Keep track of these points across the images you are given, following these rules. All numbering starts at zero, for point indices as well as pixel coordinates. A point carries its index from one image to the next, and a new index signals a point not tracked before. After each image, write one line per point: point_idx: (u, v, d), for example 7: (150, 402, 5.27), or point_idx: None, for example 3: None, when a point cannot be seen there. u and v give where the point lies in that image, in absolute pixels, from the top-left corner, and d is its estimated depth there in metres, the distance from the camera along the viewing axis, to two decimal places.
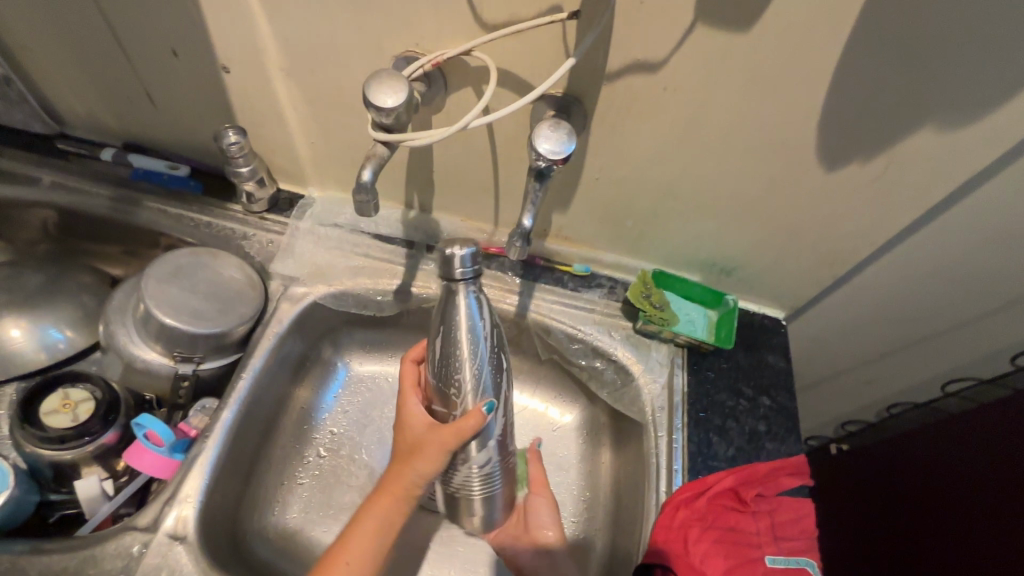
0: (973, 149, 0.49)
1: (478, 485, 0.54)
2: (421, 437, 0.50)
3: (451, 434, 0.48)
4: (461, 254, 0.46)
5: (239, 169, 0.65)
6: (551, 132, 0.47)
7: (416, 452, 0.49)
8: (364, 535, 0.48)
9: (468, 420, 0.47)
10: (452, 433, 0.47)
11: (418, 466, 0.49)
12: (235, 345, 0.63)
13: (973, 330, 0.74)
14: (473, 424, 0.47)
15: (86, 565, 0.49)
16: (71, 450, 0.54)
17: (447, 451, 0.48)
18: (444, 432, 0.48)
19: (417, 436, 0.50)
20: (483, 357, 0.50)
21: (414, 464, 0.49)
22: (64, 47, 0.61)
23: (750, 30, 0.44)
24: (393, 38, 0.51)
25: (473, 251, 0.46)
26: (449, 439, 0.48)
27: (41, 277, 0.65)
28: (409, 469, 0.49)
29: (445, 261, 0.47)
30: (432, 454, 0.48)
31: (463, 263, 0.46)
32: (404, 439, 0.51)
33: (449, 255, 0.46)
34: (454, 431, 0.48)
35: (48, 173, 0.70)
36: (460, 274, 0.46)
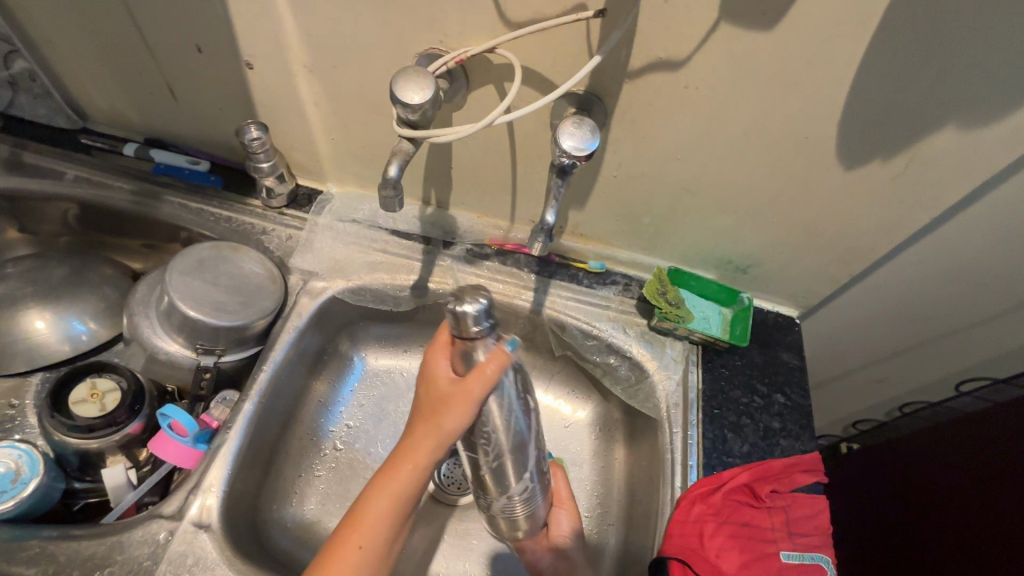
0: (994, 148, 0.49)
1: (520, 509, 0.56)
2: (448, 392, 0.46)
3: (476, 381, 0.45)
4: (473, 311, 0.44)
5: (260, 165, 0.66)
6: (575, 128, 0.47)
7: (442, 408, 0.46)
8: (378, 505, 0.45)
9: (491, 363, 0.46)
10: (479, 380, 0.45)
11: (444, 425, 0.46)
12: (255, 338, 0.64)
13: (988, 330, 0.74)
14: (496, 366, 0.46)
15: (114, 551, 0.50)
16: (99, 439, 0.55)
17: (477, 404, 0.46)
18: (471, 381, 0.45)
19: (443, 390, 0.47)
20: (511, 400, 0.50)
21: (440, 421, 0.46)
22: (89, 42, 0.62)
23: (774, 28, 0.45)
24: (417, 34, 0.52)
25: (485, 306, 0.45)
26: (479, 389, 0.45)
27: (66, 270, 0.66)
28: (434, 428, 0.46)
29: (457, 319, 0.45)
30: (462, 407, 0.46)
31: (476, 318, 0.44)
32: (429, 395, 0.47)
33: (460, 312, 0.44)
34: (477, 376, 0.45)
35: (72, 167, 0.71)
36: (475, 332, 0.45)
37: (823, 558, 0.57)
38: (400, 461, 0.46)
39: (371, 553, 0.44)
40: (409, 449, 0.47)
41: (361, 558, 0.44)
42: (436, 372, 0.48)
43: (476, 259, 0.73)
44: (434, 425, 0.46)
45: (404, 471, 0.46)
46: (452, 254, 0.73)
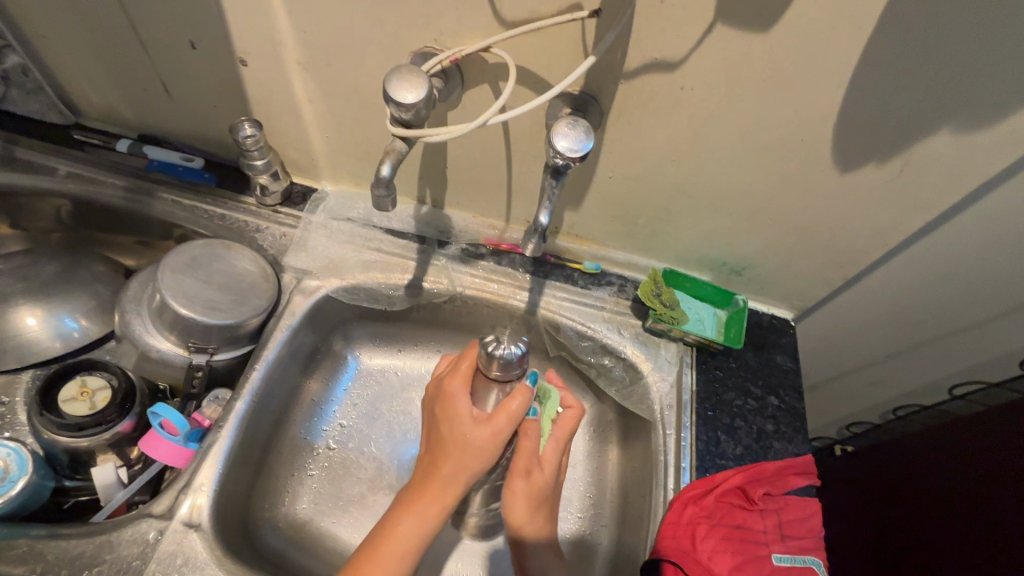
0: (989, 151, 0.49)
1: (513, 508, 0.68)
2: (477, 433, 0.49)
3: (504, 421, 0.50)
4: (510, 358, 0.49)
5: (254, 162, 0.66)
6: (569, 129, 0.47)
7: (470, 448, 0.49)
8: (403, 539, 0.47)
9: (516, 399, 0.50)
10: (505, 417, 0.50)
11: (473, 464, 0.49)
12: (248, 337, 0.64)
13: (982, 334, 0.74)
14: (522, 401, 0.50)
15: (103, 550, 0.49)
16: (89, 437, 0.55)
17: (502, 439, 0.50)
18: (497, 419, 0.50)
19: (470, 430, 0.50)
20: None
21: (468, 460, 0.49)
22: (82, 38, 0.61)
23: (771, 30, 0.44)
24: (411, 33, 0.52)
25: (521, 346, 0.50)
26: (504, 425, 0.50)
27: (57, 266, 0.65)
28: (461, 468, 0.49)
29: (492, 360, 0.49)
30: (492, 446, 0.49)
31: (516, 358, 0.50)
32: (452, 433, 0.50)
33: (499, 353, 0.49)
34: (505, 416, 0.50)
35: (64, 163, 0.70)
36: (500, 375, 0.50)
37: (814, 561, 0.57)
38: (426, 498, 0.48)
39: None
40: (435, 487, 0.49)
41: None
42: (461, 410, 0.51)
43: (471, 258, 0.72)
44: (462, 464, 0.49)
45: (428, 507, 0.48)
46: (447, 254, 0.72)
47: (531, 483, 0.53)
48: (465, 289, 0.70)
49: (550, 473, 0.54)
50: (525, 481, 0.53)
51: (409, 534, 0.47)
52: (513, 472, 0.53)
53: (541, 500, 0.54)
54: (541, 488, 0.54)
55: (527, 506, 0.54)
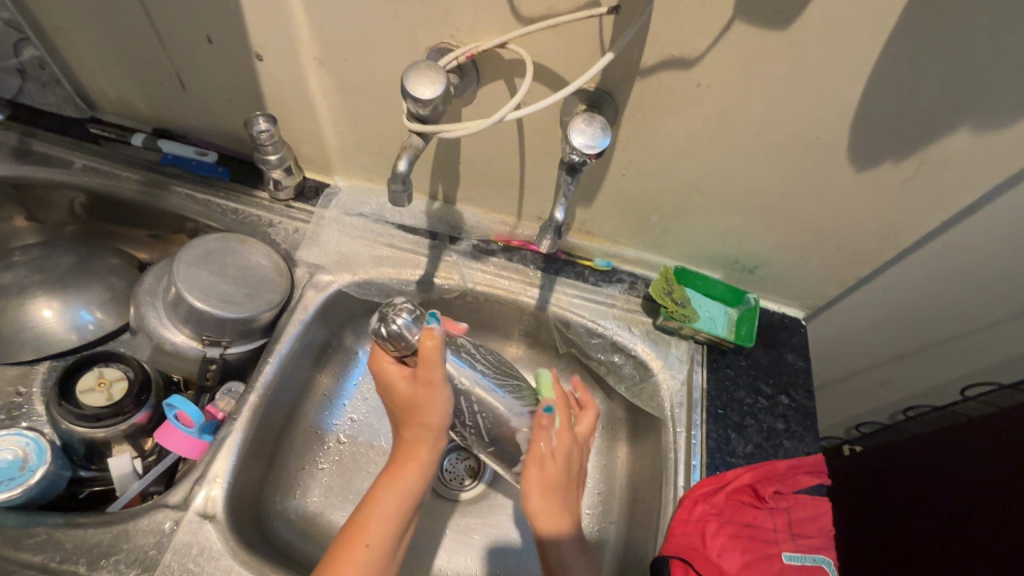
0: (1008, 151, 0.49)
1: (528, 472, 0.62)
2: (412, 388, 0.51)
3: (427, 369, 0.50)
4: (402, 323, 0.50)
5: (267, 157, 0.66)
6: (586, 125, 0.47)
7: (415, 407, 0.51)
8: (385, 503, 0.50)
9: (425, 343, 0.49)
10: (426, 364, 0.50)
11: (422, 421, 0.51)
12: (261, 330, 0.64)
13: (995, 335, 0.74)
14: (432, 346, 0.49)
15: (120, 539, 0.50)
16: (106, 428, 0.55)
17: (435, 382, 0.50)
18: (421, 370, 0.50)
19: (407, 392, 0.52)
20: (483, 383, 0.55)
21: (420, 416, 0.51)
22: (99, 31, 0.62)
23: (793, 27, 0.44)
24: (428, 29, 0.52)
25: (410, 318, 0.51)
26: (432, 372, 0.50)
27: (73, 259, 0.66)
28: (418, 426, 0.51)
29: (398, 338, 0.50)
30: (430, 395, 0.51)
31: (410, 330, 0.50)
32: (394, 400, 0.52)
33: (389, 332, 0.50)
34: (425, 365, 0.50)
35: (80, 156, 0.71)
36: (414, 343, 0.51)
37: (825, 561, 0.57)
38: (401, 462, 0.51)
39: (378, 550, 0.48)
40: (408, 453, 0.52)
41: (370, 553, 0.47)
42: (393, 377, 0.52)
43: (482, 255, 0.72)
44: (417, 425, 0.51)
45: (407, 470, 0.51)
46: (458, 250, 0.72)
47: (545, 472, 0.51)
48: (475, 285, 0.71)
49: (561, 463, 0.51)
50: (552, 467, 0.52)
51: (393, 498, 0.50)
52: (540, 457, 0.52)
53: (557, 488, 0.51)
54: (554, 475, 0.51)
55: (541, 493, 0.51)
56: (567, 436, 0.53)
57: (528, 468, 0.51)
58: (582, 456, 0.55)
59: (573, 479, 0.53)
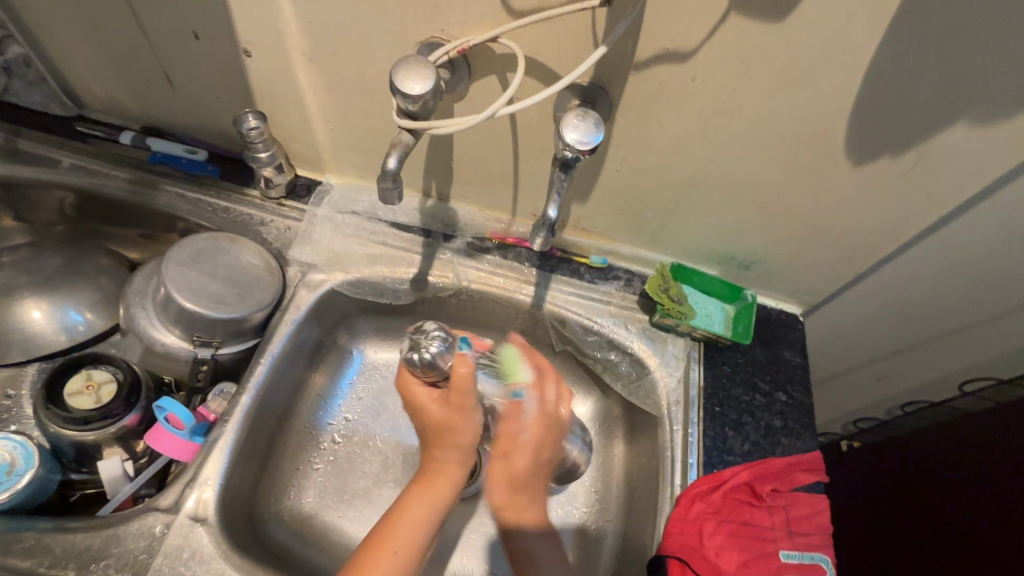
0: (1005, 144, 0.48)
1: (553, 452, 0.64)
2: (444, 412, 0.52)
3: (461, 394, 0.51)
4: (434, 351, 0.50)
5: (258, 154, 0.65)
6: (579, 121, 0.46)
7: (448, 429, 0.52)
8: (415, 513, 0.50)
9: (458, 370, 0.51)
10: (461, 391, 0.51)
11: (456, 441, 0.52)
12: (253, 331, 0.64)
13: (993, 330, 0.73)
14: (467, 372, 0.51)
15: (109, 543, 0.49)
16: (94, 431, 0.55)
17: (469, 407, 0.52)
18: (455, 395, 0.51)
19: (438, 414, 0.52)
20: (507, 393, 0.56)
21: (453, 438, 0.52)
22: (84, 27, 0.61)
23: (789, 18, 0.43)
24: (418, 23, 0.51)
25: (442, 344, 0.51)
26: (467, 397, 0.52)
27: (62, 259, 0.65)
28: (451, 448, 0.53)
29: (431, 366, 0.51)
30: (463, 417, 0.52)
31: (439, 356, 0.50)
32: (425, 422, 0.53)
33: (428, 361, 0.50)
34: (458, 393, 0.51)
35: (68, 155, 0.70)
36: (447, 368, 0.51)
37: (822, 558, 0.56)
38: (434, 478, 0.52)
39: (407, 558, 0.48)
40: (436, 466, 0.53)
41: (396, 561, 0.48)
42: (422, 401, 0.53)
43: (477, 252, 0.71)
44: (450, 447, 0.53)
45: (438, 486, 0.52)
46: (452, 248, 0.72)
47: (511, 464, 0.53)
48: (470, 283, 0.70)
49: (527, 456, 0.53)
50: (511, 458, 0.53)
51: (420, 512, 0.50)
52: (504, 447, 0.53)
53: (522, 481, 0.53)
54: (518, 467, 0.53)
55: (505, 487, 0.53)
56: (540, 426, 0.54)
57: (493, 461, 0.54)
58: (556, 448, 0.56)
59: (542, 470, 0.55)
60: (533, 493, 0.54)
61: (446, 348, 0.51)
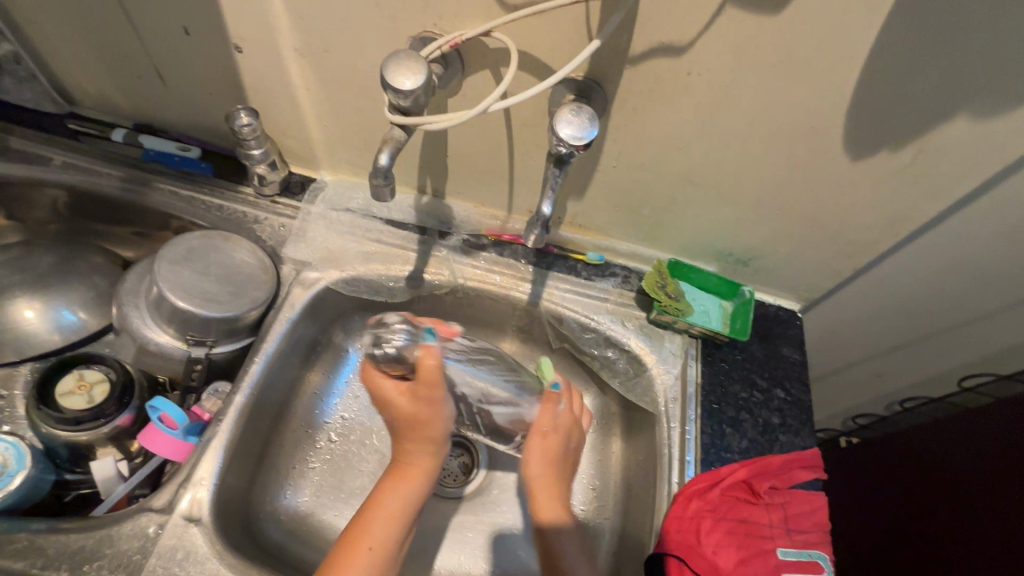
0: (1005, 138, 0.48)
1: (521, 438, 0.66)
2: (413, 405, 0.53)
3: (430, 388, 0.52)
4: (396, 344, 0.52)
5: (251, 152, 0.64)
6: (573, 116, 0.46)
7: (417, 422, 0.53)
8: (388, 505, 0.51)
9: (423, 363, 0.51)
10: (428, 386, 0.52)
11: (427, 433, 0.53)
12: (248, 329, 0.63)
13: (993, 325, 0.72)
14: (433, 365, 0.51)
15: (102, 544, 0.49)
16: (87, 431, 0.54)
17: (437, 400, 0.53)
18: (423, 389, 0.52)
19: (407, 408, 0.53)
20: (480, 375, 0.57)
21: (423, 430, 0.53)
22: (73, 23, 0.60)
23: (787, 10, 0.43)
24: (410, 17, 0.50)
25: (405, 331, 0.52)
26: (434, 390, 0.52)
27: (54, 258, 0.65)
28: (422, 439, 0.53)
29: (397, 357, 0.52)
30: (432, 410, 0.53)
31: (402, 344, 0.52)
32: (394, 416, 0.54)
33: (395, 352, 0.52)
34: (427, 386, 0.52)
35: (60, 153, 0.69)
36: (414, 361, 0.52)
37: (820, 556, 0.56)
38: (406, 471, 0.53)
39: (381, 553, 0.48)
40: (407, 458, 0.53)
41: (370, 557, 0.48)
42: (390, 394, 0.53)
43: (472, 249, 0.71)
44: (421, 439, 0.53)
45: (411, 478, 0.53)
46: (447, 245, 0.71)
47: (547, 442, 0.57)
48: (465, 280, 0.69)
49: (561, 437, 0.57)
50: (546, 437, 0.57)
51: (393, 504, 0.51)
52: (541, 425, 0.57)
53: (558, 460, 0.57)
54: (554, 448, 0.57)
55: (544, 465, 0.56)
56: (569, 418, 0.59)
57: (530, 439, 0.57)
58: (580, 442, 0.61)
59: (568, 461, 0.59)
60: (563, 477, 0.57)
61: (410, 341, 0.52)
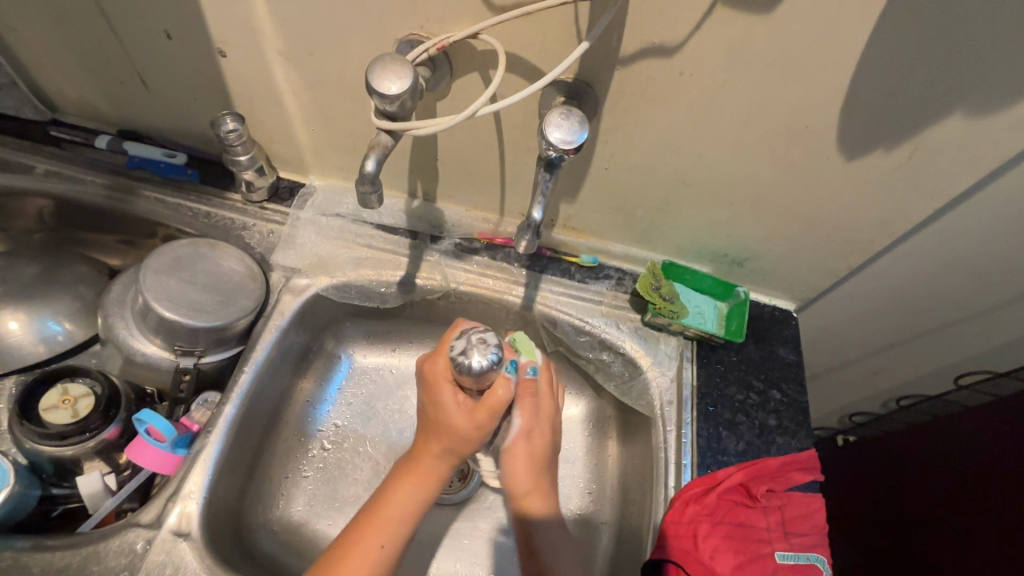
0: (999, 136, 0.47)
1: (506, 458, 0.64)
2: (467, 423, 0.50)
3: (488, 414, 0.50)
4: (485, 361, 0.47)
5: (237, 157, 0.63)
6: (563, 119, 0.45)
7: (462, 439, 0.50)
8: (400, 506, 0.49)
9: (498, 391, 0.49)
10: (489, 411, 0.50)
11: (464, 450, 0.51)
12: (237, 338, 0.62)
13: (990, 322, 0.72)
14: (503, 395, 0.50)
15: (89, 561, 0.48)
16: (73, 446, 0.53)
17: (487, 425, 0.50)
18: (481, 412, 0.50)
19: (460, 423, 0.50)
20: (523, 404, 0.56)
21: (461, 447, 0.51)
22: (52, 28, 0.59)
23: (778, 9, 0.42)
24: (397, 20, 0.49)
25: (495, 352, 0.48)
26: (490, 417, 0.50)
27: (38, 268, 0.63)
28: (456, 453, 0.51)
29: (468, 371, 0.47)
30: (478, 434, 0.51)
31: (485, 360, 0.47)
32: (443, 428, 0.51)
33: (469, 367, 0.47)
34: (488, 410, 0.50)
35: (43, 161, 0.68)
36: (484, 379, 0.48)
37: (818, 559, 0.56)
38: (422, 472, 0.51)
39: (388, 553, 0.47)
40: (426, 463, 0.51)
41: (379, 555, 0.47)
42: (447, 403, 0.50)
43: (465, 253, 0.70)
44: (455, 452, 0.51)
45: (427, 482, 0.51)
46: (440, 249, 0.70)
47: (532, 446, 0.56)
48: (458, 285, 0.69)
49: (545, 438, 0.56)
50: (526, 442, 0.55)
51: (408, 502, 0.50)
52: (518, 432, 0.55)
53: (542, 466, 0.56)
54: (540, 454, 0.56)
55: (528, 474, 0.55)
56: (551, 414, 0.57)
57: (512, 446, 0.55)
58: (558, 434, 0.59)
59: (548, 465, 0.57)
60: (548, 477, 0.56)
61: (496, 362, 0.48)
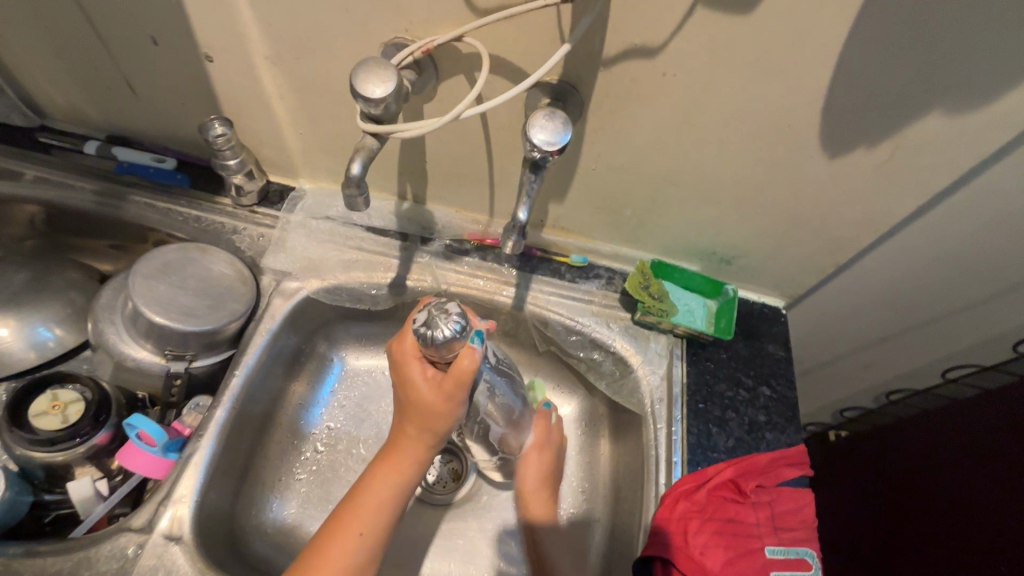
0: (979, 132, 0.48)
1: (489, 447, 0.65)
2: (435, 399, 0.49)
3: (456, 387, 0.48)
4: (449, 331, 0.46)
5: (226, 161, 0.63)
6: (546, 121, 0.45)
7: (432, 417, 0.50)
8: (381, 492, 0.50)
9: (461, 361, 0.47)
10: (454, 382, 0.48)
11: (435, 428, 0.51)
12: (227, 342, 0.62)
13: (977, 316, 0.73)
14: (468, 365, 0.47)
15: (81, 567, 0.48)
16: (64, 452, 0.53)
17: (455, 398, 0.49)
18: (447, 383, 0.49)
19: (428, 399, 0.50)
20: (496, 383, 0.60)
21: (434, 423, 0.50)
22: (39, 35, 0.59)
23: (757, 11, 0.42)
24: (382, 24, 0.49)
25: (461, 320, 0.47)
26: (455, 387, 0.49)
27: (29, 275, 0.64)
28: (430, 431, 0.51)
29: (430, 342, 0.47)
30: (447, 407, 0.50)
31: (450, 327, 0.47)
32: (414, 406, 0.50)
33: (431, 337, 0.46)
34: (455, 381, 0.48)
35: (31, 167, 0.68)
36: (448, 353, 0.48)
37: (806, 553, 0.57)
38: (399, 456, 0.51)
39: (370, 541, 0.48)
40: (402, 447, 0.51)
41: (360, 543, 0.48)
42: (416, 381, 0.50)
43: (455, 255, 0.70)
44: (427, 430, 0.51)
45: (404, 465, 0.51)
46: (430, 251, 0.71)
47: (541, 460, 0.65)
48: (449, 286, 0.69)
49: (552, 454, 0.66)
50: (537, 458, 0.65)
51: (386, 488, 0.50)
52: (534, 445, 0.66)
53: (547, 479, 0.66)
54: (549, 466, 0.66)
55: (538, 478, 0.65)
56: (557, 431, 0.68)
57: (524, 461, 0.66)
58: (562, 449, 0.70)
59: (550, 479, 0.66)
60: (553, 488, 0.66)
61: (462, 331, 0.47)
